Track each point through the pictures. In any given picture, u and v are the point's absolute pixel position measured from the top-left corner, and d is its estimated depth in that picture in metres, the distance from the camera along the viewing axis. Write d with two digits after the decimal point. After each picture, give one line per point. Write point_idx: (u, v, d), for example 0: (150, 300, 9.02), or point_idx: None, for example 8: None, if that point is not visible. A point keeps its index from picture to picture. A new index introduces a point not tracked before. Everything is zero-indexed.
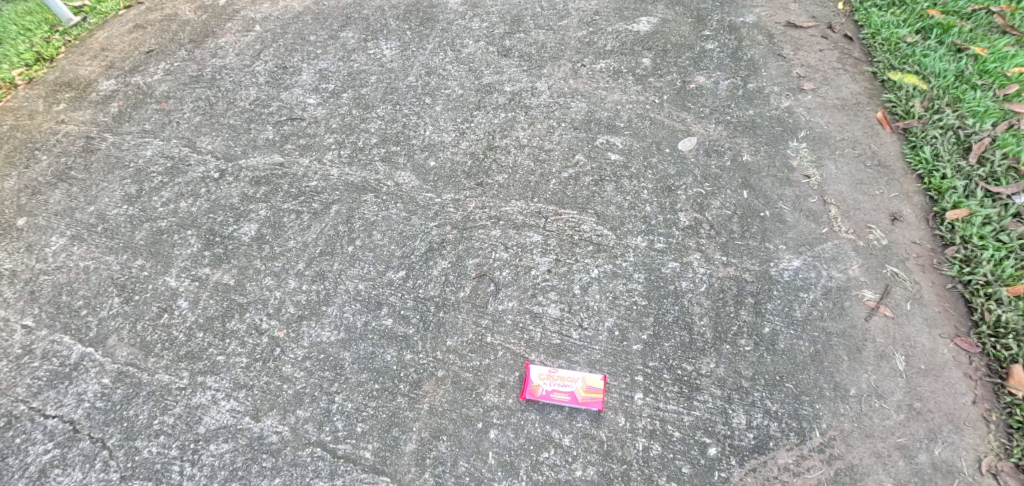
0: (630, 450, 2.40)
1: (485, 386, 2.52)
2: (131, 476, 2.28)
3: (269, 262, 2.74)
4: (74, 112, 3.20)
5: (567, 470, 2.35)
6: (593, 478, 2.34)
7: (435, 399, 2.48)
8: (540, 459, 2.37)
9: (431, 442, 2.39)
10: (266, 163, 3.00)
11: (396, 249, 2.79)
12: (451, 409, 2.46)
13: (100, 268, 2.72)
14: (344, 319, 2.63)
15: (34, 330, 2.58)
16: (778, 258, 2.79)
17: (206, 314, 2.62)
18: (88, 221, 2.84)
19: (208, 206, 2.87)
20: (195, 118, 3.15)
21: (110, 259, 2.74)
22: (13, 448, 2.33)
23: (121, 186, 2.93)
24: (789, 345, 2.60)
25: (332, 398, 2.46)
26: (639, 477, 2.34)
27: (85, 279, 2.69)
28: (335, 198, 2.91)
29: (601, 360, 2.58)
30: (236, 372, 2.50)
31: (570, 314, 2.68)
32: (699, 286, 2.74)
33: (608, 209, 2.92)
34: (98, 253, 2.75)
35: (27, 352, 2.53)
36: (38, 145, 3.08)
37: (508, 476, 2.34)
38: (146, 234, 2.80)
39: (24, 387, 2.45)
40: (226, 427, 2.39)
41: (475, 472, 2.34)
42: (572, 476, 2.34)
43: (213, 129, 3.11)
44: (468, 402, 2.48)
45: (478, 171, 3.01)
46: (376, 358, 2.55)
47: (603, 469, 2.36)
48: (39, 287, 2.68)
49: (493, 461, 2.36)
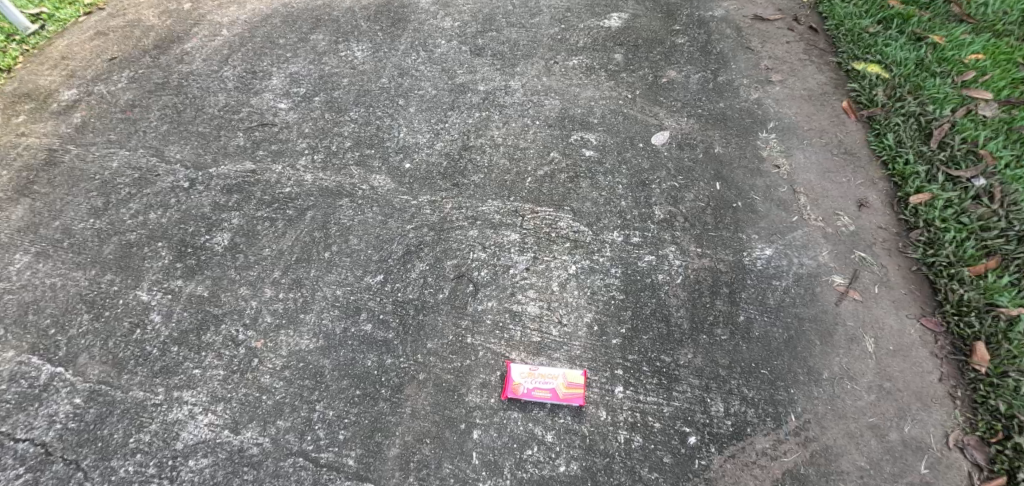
0: (612, 443, 2.43)
1: (467, 387, 2.53)
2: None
3: (244, 271, 2.70)
4: (35, 124, 3.10)
5: (551, 466, 2.38)
6: (577, 473, 2.37)
7: (418, 402, 2.48)
8: (524, 457, 2.40)
9: (415, 446, 2.40)
10: (238, 171, 2.95)
11: (374, 253, 2.77)
12: (434, 411, 2.47)
13: (67, 284, 2.66)
14: (323, 326, 2.61)
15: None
16: (751, 248, 2.85)
17: (180, 327, 2.57)
18: (53, 236, 2.76)
19: (179, 217, 2.82)
20: (162, 126, 3.08)
21: (77, 275, 2.67)
22: None
23: (86, 199, 2.86)
24: (764, 332, 2.66)
25: (314, 406, 2.45)
26: (622, 469, 2.38)
27: (52, 297, 2.62)
28: (309, 203, 2.87)
29: (581, 355, 2.61)
30: (214, 384, 2.47)
31: (549, 311, 2.70)
32: (675, 279, 2.78)
33: (584, 206, 2.94)
34: (65, 270, 2.68)
35: None
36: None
37: (493, 476, 2.36)
38: (114, 247, 2.73)
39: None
40: (205, 442, 2.36)
41: (460, 473, 2.35)
42: (556, 472, 2.37)
43: (181, 137, 3.04)
44: (451, 403, 2.49)
45: (454, 172, 3.00)
46: (357, 364, 2.54)
47: (587, 464, 2.39)
48: (3, 307, 2.60)
49: (477, 461, 2.38)
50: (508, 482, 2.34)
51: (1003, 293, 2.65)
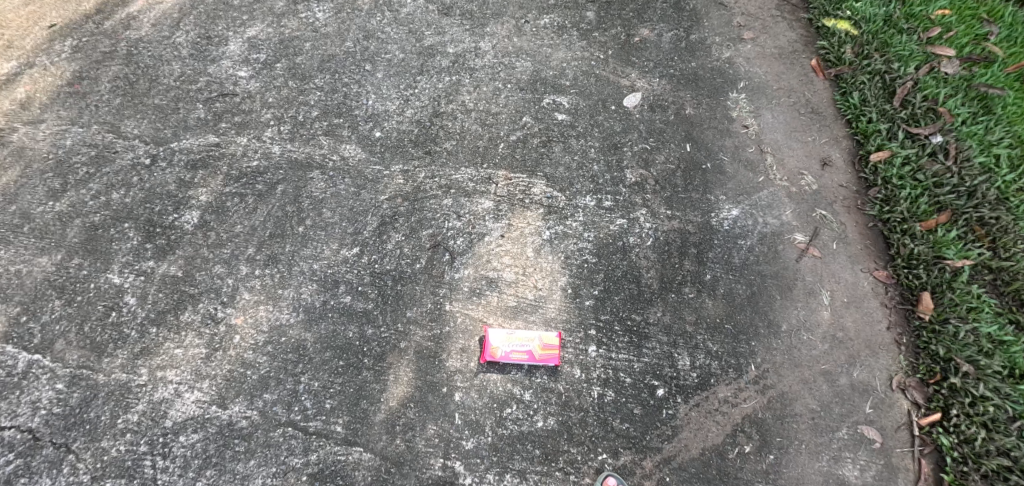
0: (587, 398, 2.60)
1: (446, 353, 2.66)
2: (102, 475, 2.36)
3: (217, 249, 2.62)
4: None
5: (530, 422, 2.56)
6: (554, 427, 2.55)
7: (400, 370, 2.62)
8: (504, 415, 2.57)
9: (399, 411, 2.55)
10: (200, 144, 2.73)
11: (348, 226, 2.73)
12: (418, 377, 2.61)
13: (32, 271, 2.54)
14: (302, 301, 2.64)
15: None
16: (718, 209, 2.94)
17: (157, 308, 2.53)
18: (11, 221, 2.61)
19: (143, 196, 2.58)
20: (115, 99, 2.87)
21: (42, 261, 2.56)
22: None
23: (41, 180, 2.69)
24: (728, 289, 2.80)
25: (299, 379, 2.56)
26: (596, 421, 2.56)
27: (19, 284, 2.52)
28: (280, 177, 2.73)
29: (555, 317, 2.72)
30: (197, 363, 2.52)
31: (524, 278, 2.78)
32: (645, 241, 2.86)
33: (557, 171, 2.96)
34: (28, 255, 2.56)
35: None
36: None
37: (474, 434, 2.53)
38: (78, 230, 2.54)
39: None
40: (193, 418, 2.47)
41: (444, 433, 2.53)
42: (534, 427, 2.55)
43: (136, 111, 2.84)
44: (433, 369, 2.62)
45: (426, 139, 2.94)
46: (339, 336, 2.63)
47: (563, 418, 2.56)
48: None
49: (460, 421, 2.55)
50: (490, 439, 2.52)
51: (950, 246, 2.82)
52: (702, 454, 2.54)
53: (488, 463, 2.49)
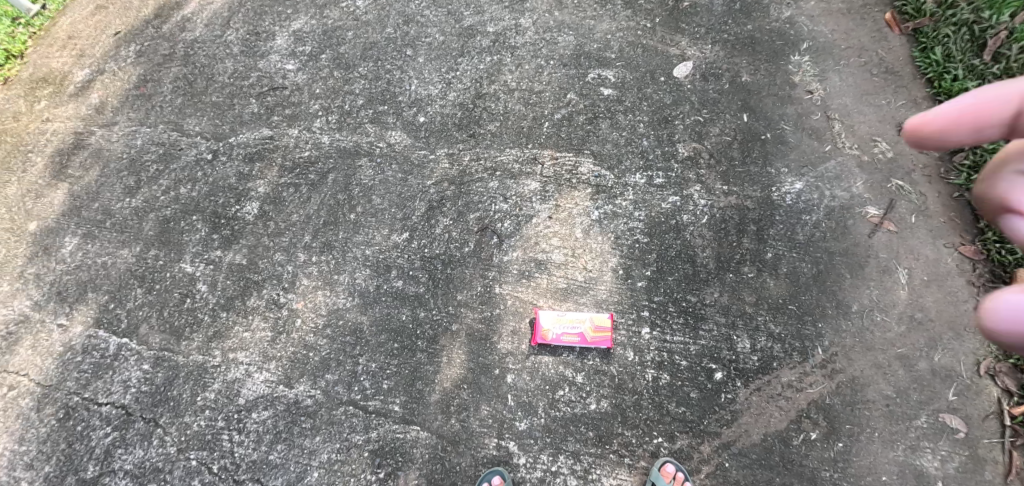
0: (640, 381, 2.57)
1: (497, 335, 2.73)
2: (186, 447, 2.59)
3: (276, 237, 2.73)
4: (57, 109, 3.00)
5: (582, 404, 2.57)
6: (608, 410, 2.56)
7: (453, 352, 2.71)
8: (557, 397, 2.60)
9: (454, 391, 2.63)
10: (256, 138, 2.79)
11: (397, 212, 2.78)
12: (470, 359, 2.71)
13: (117, 262, 2.71)
14: (357, 286, 2.73)
15: (66, 327, 2.69)
16: (780, 183, 2.77)
17: (225, 294, 2.70)
18: (95, 218, 2.71)
19: (208, 190, 2.74)
20: (176, 99, 3.02)
21: (124, 253, 2.71)
22: (77, 435, 2.60)
23: (117, 179, 2.72)
24: (792, 268, 2.65)
25: (357, 360, 2.69)
26: (650, 405, 2.55)
27: (106, 276, 2.71)
28: (330, 165, 2.78)
29: (606, 299, 2.69)
30: (264, 345, 2.69)
31: (574, 259, 2.75)
32: (700, 219, 2.76)
33: (605, 148, 2.88)
34: (112, 249, 2.71)
35: (67, 348, 2.68)
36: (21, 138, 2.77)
37: (528, 415, 2.59)
38: (154, 224, 2.72)
39: (73, 380, 2.66)
40: (263, 396, 2.66)
41: (497, 414, 2.60)
42: (588, 409, 2.57)
43: (196, 110, 2.99)
44: (485, 351, 2.67)
45: (469, 122, 2.93)
46: (392, 319, 2.72)
47: (616, 401, 2.56)
48: (65, 287, 2.71)
49: (513, 402, 2.60)
50: (543, 420, 2.57)
51: None
52: (764, 439, 2.47)
53: (541, 444, 2.54)
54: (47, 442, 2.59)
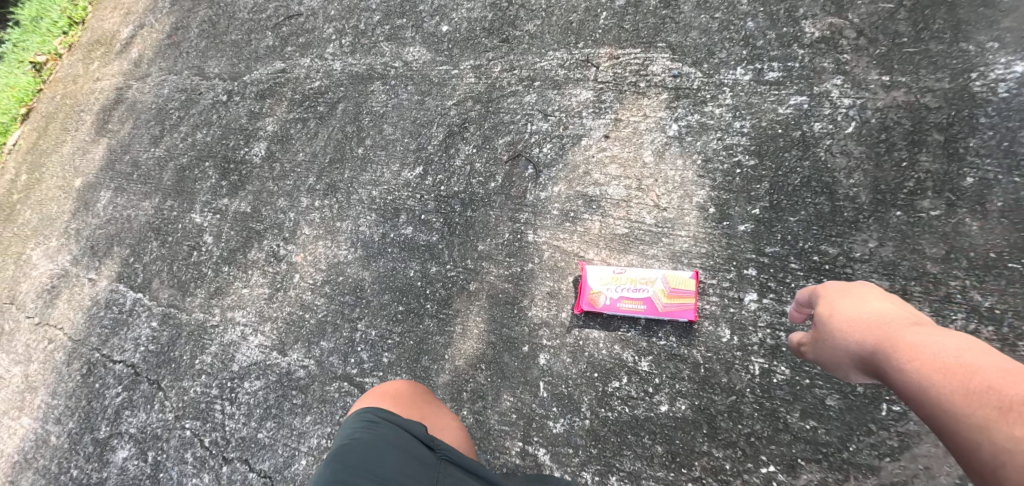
0: (740, 376, 1.84)
1: (529, 298, 2.04)
2: (183, 415, 2.28)
3: (281, 180, 2.36)
4: (105, 66, 2.76)
5: (647, 405, 1.89)
6: (684, 414, 1.86)
7: (470, 318, 2.07)
8: (608, 391, 1.93)
9: (468, 373, 2.05)
10: (267, 73, 2.47)
11: (411, 142, 2.24)
12: (492, 331, 2.05)
13: (139, 214, 2.57)
14: (361, 234, 2.23)
15: (95, 281, 2.59)
16: (983, 68, 1.78)
17: (229, 247, 2.40)
18: (126, 170, 2.62)
19: (221, 132, 2.48)
20: (200, 42, 2.61)
21: (146, 204, 2.56)
22: (93, 393, 2.44)
23: (146, 129, 2.62)
24: (1008, 203, 1.71)
25: (355, 326, 2.17)
26: (757, 413, 1.81)
27: (129, 228, 2.57)
28: (340, 94, 2.36)
29: (688, 249, 1.97)
30: (261, 303, 2.31)
31: (641, 193, 2.05)
32: (843, 128, 1.88)
33: (687, 37, 2.08)
34: (137, 200, 2.58)
35: (94, 302, 2.56)
36: (77, 102, 2.82)
37: (568, 414, 1.95)
38: (172, 173, 2.54)
39: (95, 336, 2.52)
40: (257, 363, 2.25)
41: (523, 408, 1.98)
42: (655, 412, 1.88)
43: (218, 51, 2.56)
44: (511, 320, 2.04)
45: (502, 24, 2.25)
46: (398, 275, 2.17)
47: (700, 403, 1.86)
48: (97, 241, 2.62)
49: (546, 395, 1.97)
50: (588, 423, 1.92)
51: None
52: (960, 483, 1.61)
53: (583, 457, 1.90)
54: (73, 397, 2.45)
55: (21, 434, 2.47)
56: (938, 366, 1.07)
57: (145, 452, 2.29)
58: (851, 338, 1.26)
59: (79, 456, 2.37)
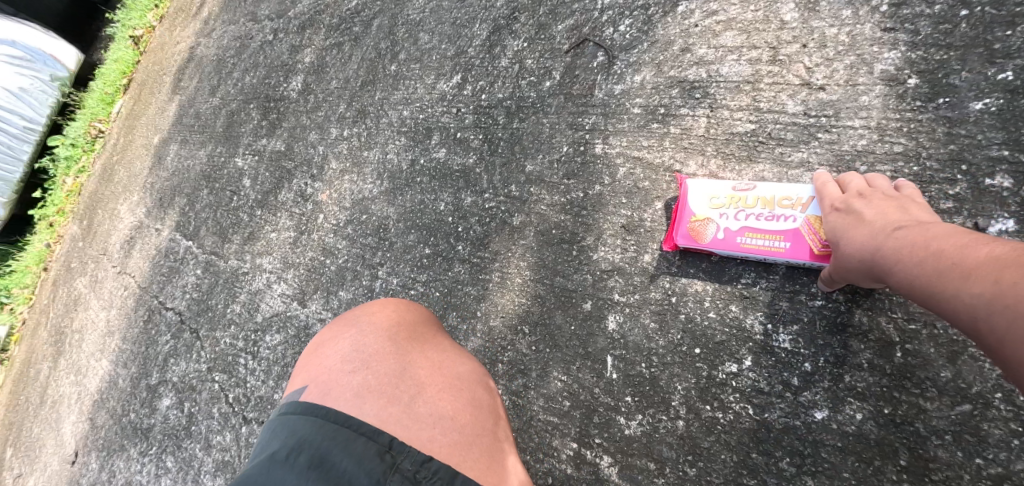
0: (980, 367, 1.01)
1: (593, 235, 1.34)
2: (212, 368, 1.97)
3: (314, 113, 1.96)
4: (184, 30, 2.62)
5: (792, 405, 1.11)
6: (864, 428, 1.06)
7: (510, 262, 1.43)
8: (721, 377, 1.16)
9: (508, 339, 1.38)
10: (308, 3, 2.12)
11: (448, 49, 1.71)
12: (540, 280, 1.38)
13: (195, 164, 2.34)
14: (388, 163, 1.72)
15: (160, 230, 2.37)
16: None
17: (263, 189, 2.03)
18: (189, 122, 2.43)
19: (265, 72, 2.17)
20: None
21: (201, 153, 2.32)
22: (146, 342, 2.21)
23: (207, 80, 2.41)
24: None
25: (376, 273, 1.64)
26: (1022, 434, 0.98)
27: (186, 177, 2.35)
28: (376, 9, 1.91)
29: (875, 150, 1.17)
30: (286, 248, 1.89)
31: (783, 62, 1.27)
32: None
33: None
34: (195, 149, 2.36)
35: (156, 248, 2.35)
36: (163, 68, 2.70)
37: (647, 411, 1.21)
38: (224, 117, 2.28)
39: (157, 282, 2.29)
40: (278, 315, 1.84)
41: (577, 391, 1.28)
42: (806, 418, 1.10)
43: None
44: (568, 266, 1.35)
45: None
46: (426, 211, 1.60)
47: (897, 413, 1.05)
48: (162, 193, 2.43)
49: (615, 378, 1.25)
50: (683, 427, 1.17)
51: None
52: None
53: (675, 482, 1.16)
54: (136, 343, 2.25)
55: (99, 375, 2.30)
56: (968, 285, 0.81)
57: (183, 403, 2.01)
58: (863, 248, 0.98)
59: (136, 403, 2.15)
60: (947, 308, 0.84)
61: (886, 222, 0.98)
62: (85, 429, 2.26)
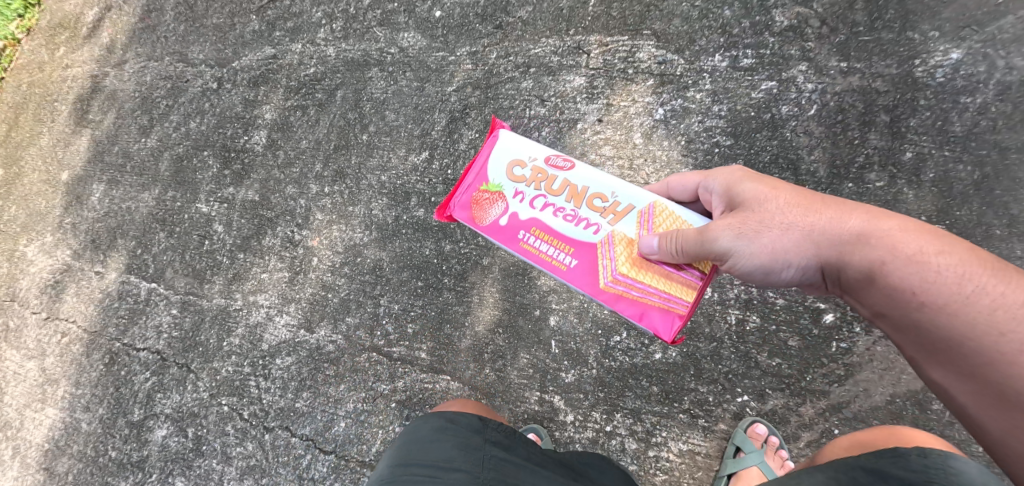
0: (719, 326, 2.17)
1: (537, 270, 2.32)
2: (218, 393, 2.49)
3: (287, 169, 2.48)
4: (74, 53, 2.87)
5: (643, 354, 2.23)
6: (674, 360, 2.20)
7: (484, 289, 2.35)
8: (611, 345, 2.25)
9: (487, 338, 2.34)
10: (259, 59, 2.52)
11: (414, 128, 2.40)
12: (506, 298, 2.33)
13: (139, 206, 2.62)
14: (374, 217, 2.41)
15: (101, 275, 2.65)
16: (928, 54, 2.04)
17: (241, 235, 2.51)
18: (117, 162, 2.63)
19: (217, 121, 2.56)
20: (177, 25, 2.60)
21: (145, 197, 2.62)
22: (121, 380, 2.59)
23: (133, 118, 2.61)
24: (940, 174, 2.00)
25: (378, 301, 2.40)
26: (733, 354, 2.16)
27: (131, 220, 2.62)
28: (337, 81, 2.47)
29: None
30: (282, 286, 2.47)
31: (632, 173, 2.24)
32: (806, 110, 2.13)
33: (670, 25, 2.26)
34: (133, 193, 2.63)
35: (104, 294, 2.65)
36: (48, 92, 2.91)
37: (575, 365, 2.27)
38: (170, 162, 2.60)
39: (113, 326, 2.63)
40: (286, 342, 2.46)
41: (539, 363, 2.29)
42: (650, 359, 2.22)
43: (198, 34, 2.57)
44: (523, 289, 2.32)
45: (495, 10, 2.39)
46: (416, 254, 2.38)
47: (687, 351, 2.19)
48: (97, 235, 2.67)
49: (557, 350, 2.29)
50: (595, 372, 2.25)
51: None
52: (889, 401, 2.02)
53: (593, 400, 2.25)
54: (98, 386, 2.61)
55: (46, 425, 2.62)
56: (964, 308, 1.34)
57: (185, 429, 2.50)
58: (860, 266, 1.46)
59: (116, 438, 2.56)
60: (941, 324, 1.36)
61: (878, 246, 1.44)
62: (64, 467, 2.57)
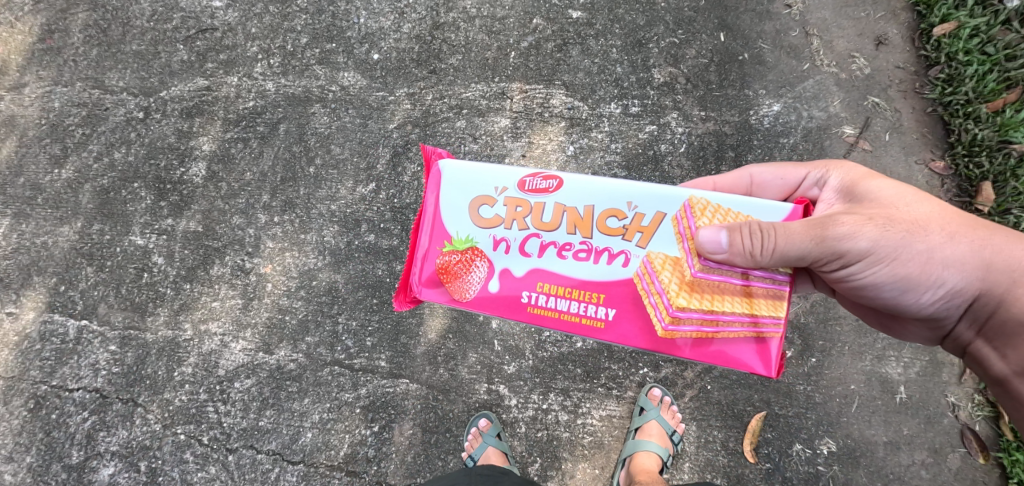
0: None
1: None
2: (171, 423, 2.56)
3: (231, 200, 2.64)
4: None
5: (568, 344, 2.55)
6: (592, 346, 2.55)
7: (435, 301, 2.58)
8: (542, 339, 2.55)
9: (440, 343, 2.57)
10: (191, 90, 2.72)
11: (360, 161, 2.62)
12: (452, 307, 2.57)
13: (58, 240, 2.69)
14: (327, 243, 2.60)
15: (17, 314, 2.66)
16: (758, 106, 2.62)
17: (186, 265, 2.64)
18: (24, 194, 2.72)
19: (147, 151, 2.70)
20: (91, 51, 2.77)
21: (64, 230, 2.69)
22: (54, 423, 2.59)
23: (42, 147, 2.74)
24: None
25: (336, 319, 2.58)
26: None
27: (49, 255, 2.68)
28: (280, 116, 2.66)
29: None
30: (236, 312, 2.60)
31: None
32: (678, 148, 2.61)
33: (577, 77, 2.66)
34: (50, 227, 2.69)
35: (25, 337, 2.64)
36: None
37: (515, 358, 2.55)
38: (91, 195, 2.70)
39: (36, 369, 2.62)
40: (244, 365, 2.58)
41: (486, 360, 2.56)
42: (573, 348, 2.54)
43: (116, 62, 2.75)
44: None
45: (428, 56, 2.67)
46: (368, 275, 2.58)
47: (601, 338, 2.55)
48: (7, 273, 2.70)
49: (499, 348, 2.56)
50: (531, 362, 2.55)
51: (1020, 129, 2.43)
52: None
53: (531, 385, 2.54)
54: (24, 432, 2.59)
55: None
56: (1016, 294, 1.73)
57: (136, 463, 2.55)
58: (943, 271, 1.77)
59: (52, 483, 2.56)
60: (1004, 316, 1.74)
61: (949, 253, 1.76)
62: None
